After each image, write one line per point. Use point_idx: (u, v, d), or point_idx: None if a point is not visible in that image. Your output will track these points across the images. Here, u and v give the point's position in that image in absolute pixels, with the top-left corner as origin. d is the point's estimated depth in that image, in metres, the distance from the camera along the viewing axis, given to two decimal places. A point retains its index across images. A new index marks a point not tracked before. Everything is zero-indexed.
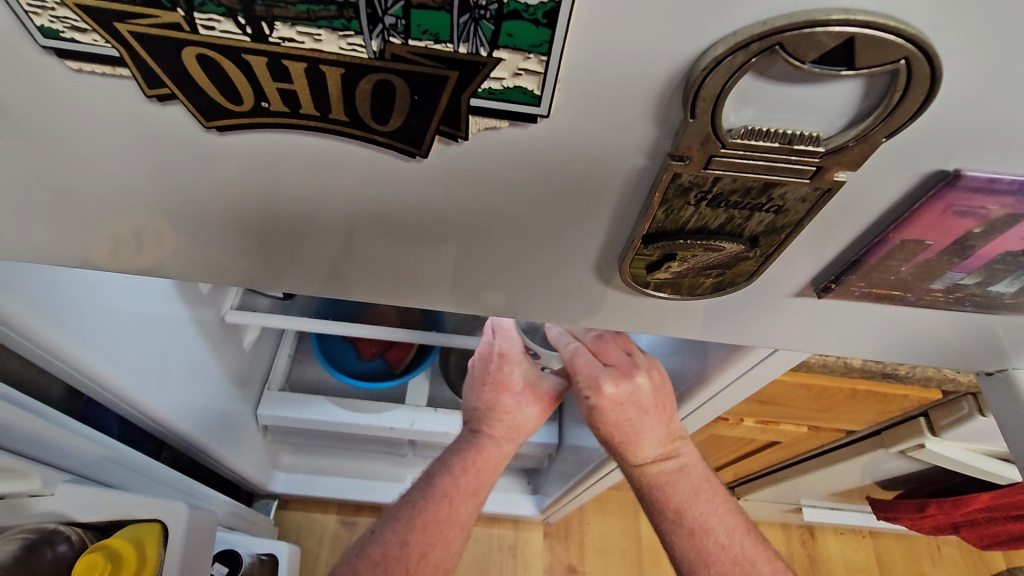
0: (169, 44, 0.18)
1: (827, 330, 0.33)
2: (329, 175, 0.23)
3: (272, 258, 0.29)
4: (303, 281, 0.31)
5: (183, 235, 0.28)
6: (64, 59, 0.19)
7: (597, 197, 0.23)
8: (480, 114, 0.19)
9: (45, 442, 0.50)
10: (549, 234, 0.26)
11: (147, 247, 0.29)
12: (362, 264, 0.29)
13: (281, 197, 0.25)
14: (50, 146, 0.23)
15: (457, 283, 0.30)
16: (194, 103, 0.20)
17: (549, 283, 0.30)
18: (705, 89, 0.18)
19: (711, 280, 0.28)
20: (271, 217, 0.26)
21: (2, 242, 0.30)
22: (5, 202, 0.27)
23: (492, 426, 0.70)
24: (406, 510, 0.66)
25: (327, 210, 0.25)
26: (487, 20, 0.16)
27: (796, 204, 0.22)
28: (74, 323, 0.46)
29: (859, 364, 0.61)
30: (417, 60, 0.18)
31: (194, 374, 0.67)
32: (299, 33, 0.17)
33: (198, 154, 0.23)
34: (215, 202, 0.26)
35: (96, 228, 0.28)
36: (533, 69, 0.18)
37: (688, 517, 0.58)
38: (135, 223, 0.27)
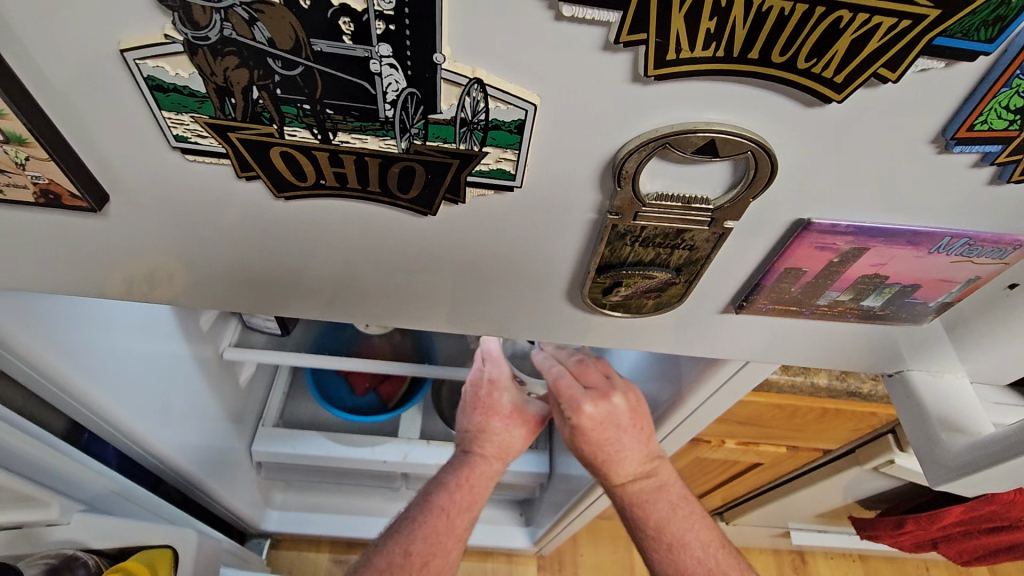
0: (262, 144, 0.26)
1: (779, 343, 0.41)
2: (359, 224, 0.31)
3: (293, 286, 0.37)
4: (314, 305, 0.39)
5: (186, 274, 0.37)
6: (186, 153, 0.27)
7: (549, 237, 0.32)
8: (474, 186, 0.28)
9: (47, 467, 0.59)
10: (525, 266, 0.34)
11: (158, 286, 0.38)
12: (375, 292, 0.37)
13: (309, 237, 0.33)
14: (153, 213, 0.31)
15: (449, 304, 0.38)
16: (272, 180, 0.28)
17: (519, 305, 0.38)
18: (626, 169, 0.27)
19: (652, 301, 0.36)
20: (302, 253, 0.34)
21: (77, 284, 0.38)
22: (93, 253, 0.35)
23: (483, 446, 0.76)
24: (407, 523, 0.72)
25: (354, 250, 0.33)
26: (479, 130, 0.25)
27: (703, 243, 0.31)
28: (88, 361, 0.54)
29: (825, 384, 0.69)
30: (432, 153, 0.26)
31: (191, 411, 0.74)
32: (353, 137, 0.25)
33: (266, 211, 0.31)
34: (270, 248, 0.34)
35: (113, 274, 0.37)
36: (510, 157, 0.26)
37: (666, 533, 0.63)
38: (147, 269, 0.36)
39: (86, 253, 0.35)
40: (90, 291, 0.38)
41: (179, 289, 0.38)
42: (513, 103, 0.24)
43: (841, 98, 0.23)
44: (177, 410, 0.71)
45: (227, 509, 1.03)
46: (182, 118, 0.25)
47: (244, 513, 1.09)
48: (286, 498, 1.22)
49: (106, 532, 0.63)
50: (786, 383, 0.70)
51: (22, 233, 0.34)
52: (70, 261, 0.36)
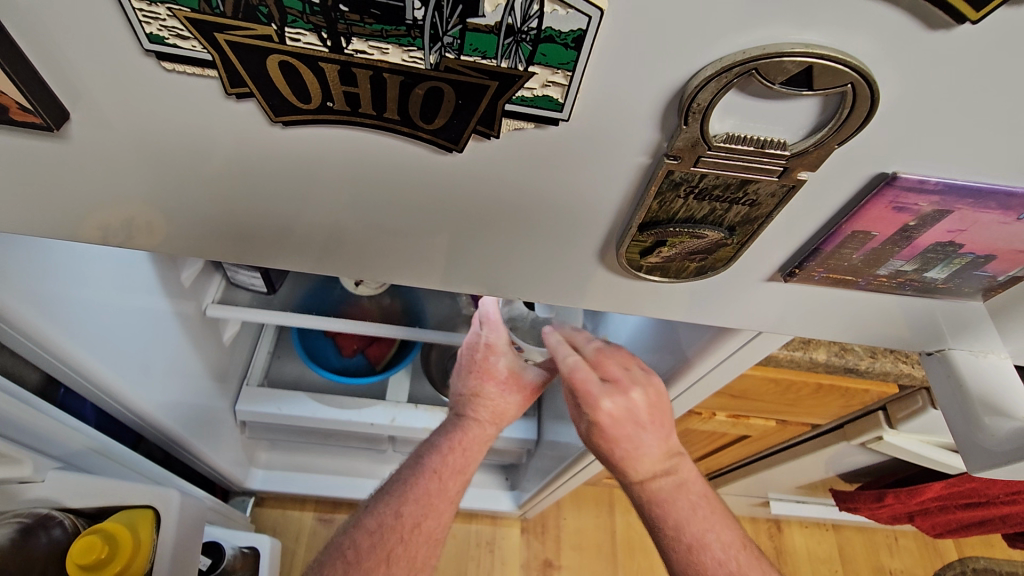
0: (258, 51, 0.21)
1: (794, 317, 0.38)
2: (359, 159, 0.26)
3: (275, 236, 0.33)
4: (300, 260, 0.35)
5: (159, 226, 0.33)
6: (161, 60, 0.22)
7: (567, 185, 0.27)
8: (512, 117, 0.23)
9: (16, 422, 0.54)
10: (551, 222, 0.30)
11: (136, 235, 0.34)
12: (368, 243, 0.33)
13: (285, 174, 0.28)
14: (122, 138, 0.26)
15: (457, 262, 0.34)
16: (269, 102, 0.23)
17: (530, 265, 0.34)
18: (697, 102, 0.22)
19: (695, 265, 0.32)
20: (281, 194, 0.29)
21: (36, 223, 0.33)
22: (49, 185, 0.30)
23: (478, 411, 0.73)
24: (398, 485, 0.69)
25: (351, 193, 0.29)
26: (527, 42, 0.20)
27: (766, 199, 0.27)
28: (59, 312, 0.49)
29: (823, 360, 0.65)
30: (466, 71, 0.21)
31: (172, 368, 0.69)
32: (371, 47, 0.21)
33: (258, 141, 0.26)
34: (260, 188, 0.29)
35: (74, 219, 0.32)
36: (559, 82, 0.22)
37: (686, 533, 0.55)
38: (108, 215, 0.32)
39: (46, 186, 0.30)
40: (56, 234, 0.34)
41: (160, 240, 0.34)
42: (573, 6, 0.19)
43: (975, 17, 0.19)
44: (157, 365, 0.66)
45: (210, 468, 1.00)
46: (157, 11, 0.20)
47: (225, 473, 1.06)
48: (270, 458, 1.19)
49: (85, 491, 0.60)
50: (784, 358, 0.66)
51: None
52: (29, 194, 0.31)
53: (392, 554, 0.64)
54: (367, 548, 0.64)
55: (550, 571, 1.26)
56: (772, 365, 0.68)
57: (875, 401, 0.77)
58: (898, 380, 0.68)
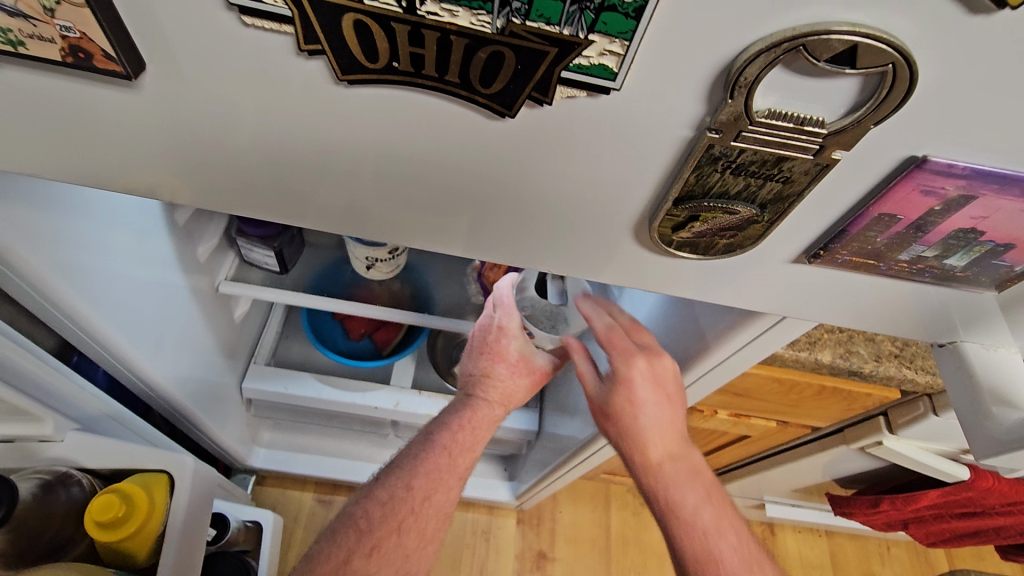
0: (335, 8, 0.23)
1: (811, 301, 0.40)
2: (408, 117, 0.28)
3: (305, 194, 0.34)
4: (323, 217, 0.36)
5: (193, 180, 0.34)
6: (243, 15, 0.23)
7: (607, 152, 0.28)
8: (566, 85, 0.25)
9: (41, 383, 0.56)
10: (587, 193, 0.31)
11: (174, 190, 0.35)
12: (397, 203, 0.34)
13: (328, 129, 0.29)
14: (191, 91, 0.27)
15: (489, 233, 0.36)
16: (338, 60, 0.25)
17: (555, 233, 0.35)
18: (744, 76, 0.24)
19: (724, 242, 0.33)
20: (321, 148, 0.30)
21: (86, 174, 0.34)
22: (106, 136, 0.31)
23: (487, 391, 0.73)
24: (408, 459, 0.69)
25: (399, 154, 0.30)
26: (590, 10, 0.22)
27: (800, 176, 0.28)
28: (81, 278, 0.50)
29: (828, 362, 0.67)
30: (528, 37, 0.23)
31: (182, 342, 0.70)
32: (443, 9, 0.22)
33: (320, 101, 0.27)
34: (304, 145, 0.30)
35: (126, 171, 0.33)
36: (616, 51, 0.23)
37: (683, 512, 0.52)
38: (158, 167, 0.33)
39: (106, 139, 0.31)
40: (107, 186, 0.35)
41: (194, 195, 0.35)
42: None
43: (1015, 3, 0.20)
44: (167, 337, 0.66)
45: (215, 443, 1.01)
46: None
47: (230, 449, 1.07)
48: (273, 438, 1.21)
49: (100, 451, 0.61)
50: (789, 358, 0.67)
51: (35, 108, 0.30)
52: (88, 146, 0.32)
53: (403, 525, 0.65)
54: (378, 519, 0.65)
55: (543, 563, 1.28)
56: (777, 364, 0.70)
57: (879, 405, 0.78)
58: (902, 386, 0.69)
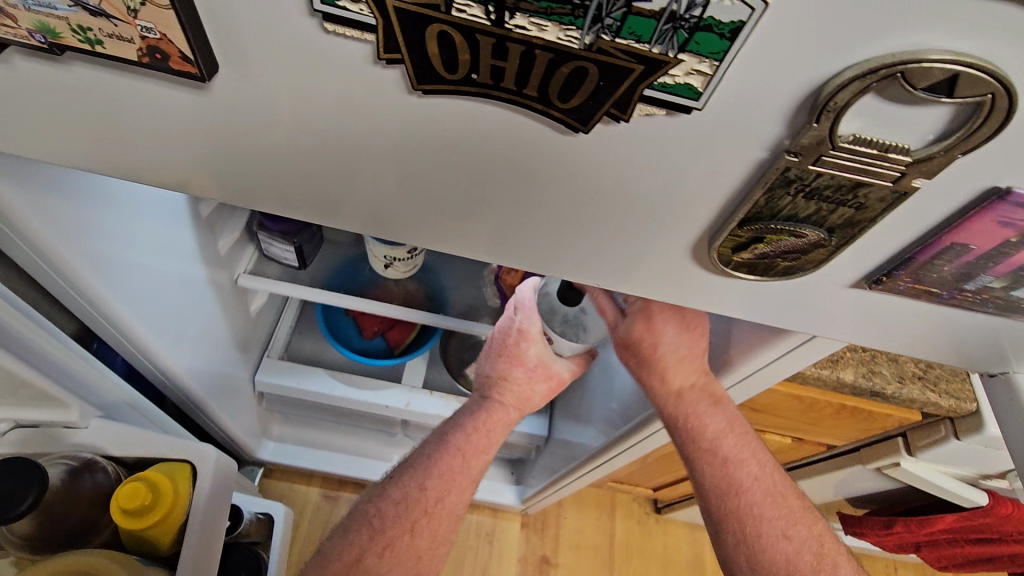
0: (422, 18, 0.22)
1: (859, 326, 0.39)
2: (478, 127, 0.27)
3: (353, 197, 0.33)
4: (359, 220, 0.35)
5: (245, 180, 0.33)
6: (325, 22, 0.23)
7: (673, 169, 0.28)
8: (647, 103, 0.24)
9: (67, 370, 0.56)
10: (643, 210, 0.31)
11: (223, 189, 0.34)
12: (437, 208, 0.33)
13: (392, 136, 0.28)
14: (260, 94, 0.27)
15: (539, 245, 0.35)
16: (416, 69, 0.24)
17: (599, 246, 0.35)
18: (834, 101, 0.23)
19: (785, 264, 0.33)
20: (381, 155, 0.30)
21: (136, 169, 0.34)
22: (164, 133, 0.31)
23: (503, 394, 0.73)
24: (422, 460, 0.68)
25: (456, 161, 0.29)
26: (684, 29, 0.21)
27: (875, 203, 0.27)
28: (109, 270, 0.50)
29: (850, 381, 0.65)
30: (615, 54, 0.22)
31: (201, 335, 0.70)
32: (532, 23, 0.22)
33: (391, 108, 0.27)
34: (366, 151, 0.30)
35: (179, 167, 0.33)
36: (704, 70, 0.23)
37: (722, 447, 0.55)
38: (212, 166, 0.33)
39: (164, 136, 0.31)
40: (156, 181, 0.35)
41: (240, 194, 0.35)
42: None
43: None
44: (189, 330, 0.67)
45: (227, 434, 1.02)
46: None
47: (240, 440, 1.07)
48: (282, 431, 1.21)
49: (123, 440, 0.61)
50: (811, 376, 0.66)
51: (97, 105, 0.29)
52: (143, 143, 0.31)
53: (416, 525, 0.64)
54: (392, 518, 0.64)
55: (546, 568, 1.27)
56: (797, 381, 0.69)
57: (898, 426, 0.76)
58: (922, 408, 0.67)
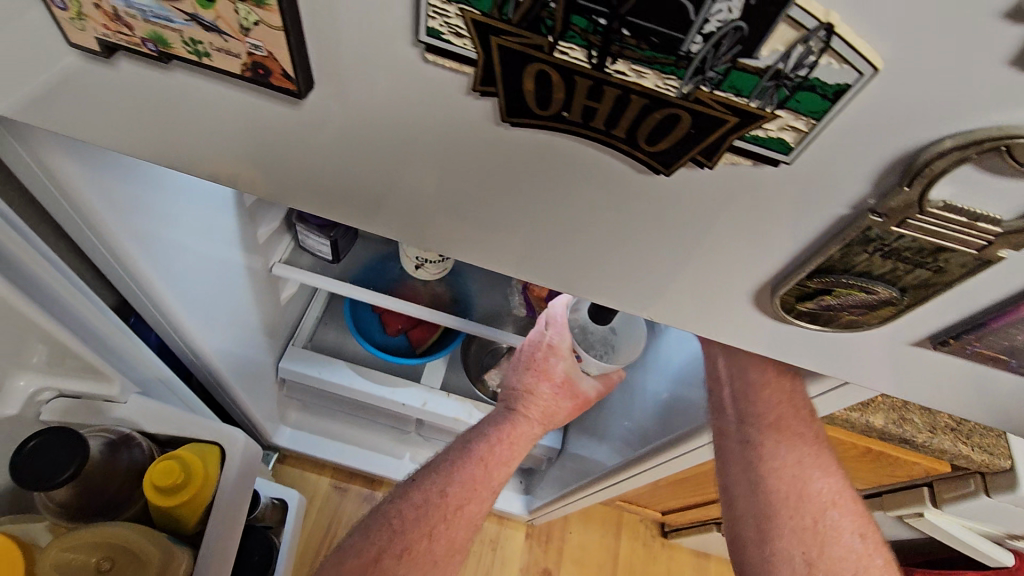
0: (522, 56, 0.23)
1: (914, 383, 0.38)
2: (555, 156, 0.27)
3: (412, 208, 0.34)
4: (412, 229, 0.36)
5: (313, 186, 0.34)
6: (427, 52, 0.24)
7: (735, 211, 0.28)
8: (735, 151, 0.24)
9: (107, 343, 0.57)
10: (691, 245, 0.31)
11: (291, 193, 0.35)
12: (479, 220, 0.33)
13: (464, 156, 0.29)
14: (347, 110, 0.28)
15: (577, 267, 0.35)
16: (509, 102, 0.25)
17: (637, 273, 0.34)
18: (929, 169, 0.23)
19: (849, 317, 0.32)
20: (449, 173, 0.30)
21: (209, 167, 0.34)
22: (245, 137, 0.31)
23: (529, 408, 0.72)
24: (445, 466, 0.68)
25: (518, 182, 0.29)
26: (787, 88, 0.21)
27: (955, 268, 0.27)
28: (151, 245, 0.51)
29: (880, 427, 0.60)
30: (711, 104, 0.22)
31: (234, 318, 0.72)
32: (632, 69, 0.22)
33: (474, 133, 0.27)
34: (438, 169, 0.30)
35: (252, 170, 0.34)
36: (799, 127, 0.23)
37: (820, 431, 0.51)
38: (284, 171, 0.33)
39: (244, 140, 0.32)
40: (226, 180, 0.35)
41: (304, 198, 0.35)
42: (851, 62, 0.20)
43: None
44: (222, 312, 0.68)
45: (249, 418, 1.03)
46: (447, 9, 0.22)
47: (257, 424, 1.09)
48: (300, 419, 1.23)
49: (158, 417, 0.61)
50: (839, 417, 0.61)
51: (185, 107, 0.30)
52: (223, 145, 0.32)
53: (434, 531, 0.63)
54: (412, 520, 0.63)
55: None
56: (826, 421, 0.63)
57: (924, 474, 0.71)
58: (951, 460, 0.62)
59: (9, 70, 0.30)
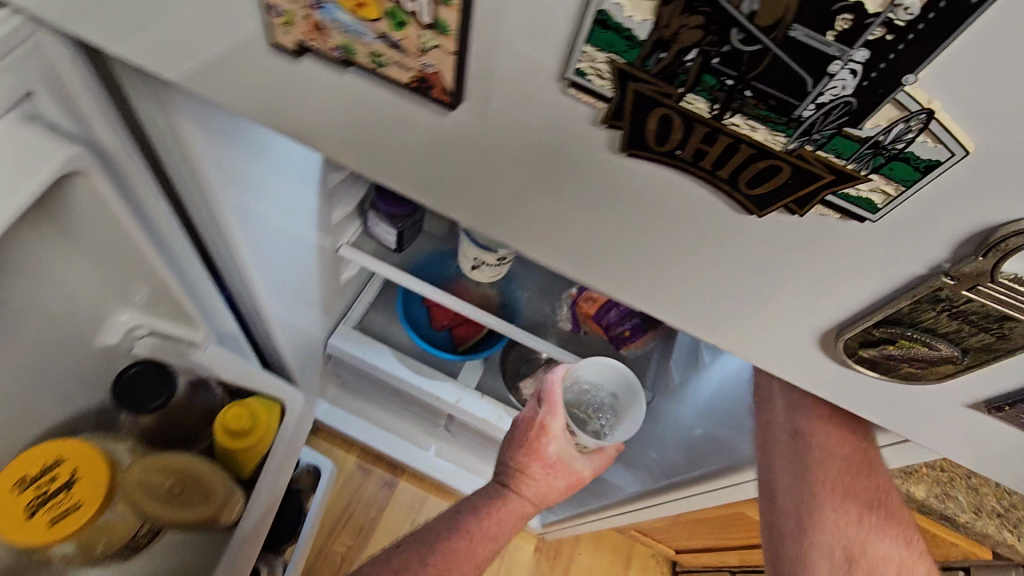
0: (652, 101, 0.27)
1: (961, 445, 0.39)
2: (657, 185, 0.31)
3: (509, 210, 0.38)
4: (502, 228, 0.40)
5: (428, 181, 0.38)
6: (569, 87, 0.28)
7: (807, 248, 0.31)
8: (826, 205, 0.28)
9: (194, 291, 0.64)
10: (755, 271, 0.33)
11: (406, 184, 0.40)
12: (559, 222, 0.37)
13: (574, 172, 0.33)
14: (482, 123, 0.32)
15: (640, 278, 0.38)
16: (630, 136, 0.29)
17: (698, 290, 0.37)
18: (1005, 244, 0.25)
19: (908, 369, 0.34)
20: (556, 185, 0.34)
21: (339, 152, 0.39)
22: (383, 132, 0.36)
23: (521, 487, 0.67)
24: (428, 537, 0.64)
25: (610, 196, 0.33)
26: (883, 156, 0.24)
27: (1019, 337, 0.29)
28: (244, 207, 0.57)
29: (920, 498, 0.57)
30: (812, 162, 0.26)
31: (300, 288, 0.78)
32: (747, 123, 0.26)
33: (590, 156, 0.31)
34: (548, 182, 0.34)
35: (378, 160, 0.39)
36: (889, 191, 0.26)
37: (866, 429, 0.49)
38: (406, 166, 0.38)
39: (381, 134, 0.36)
40: (351, 165, 0.40)
41: (414, 189, 0.40)
42: (945, 143, 0.23)
43: None
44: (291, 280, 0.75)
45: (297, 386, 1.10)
46: (598, 56, 0.26)
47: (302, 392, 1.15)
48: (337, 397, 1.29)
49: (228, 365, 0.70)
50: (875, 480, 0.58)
51: (341, 100, 0.35)
52: (361, 136, 0.37)
53: None
54: None
55: None
56: None
57: (964, 560, 0.67)
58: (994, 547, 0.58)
59: (202, 52, 0.36)
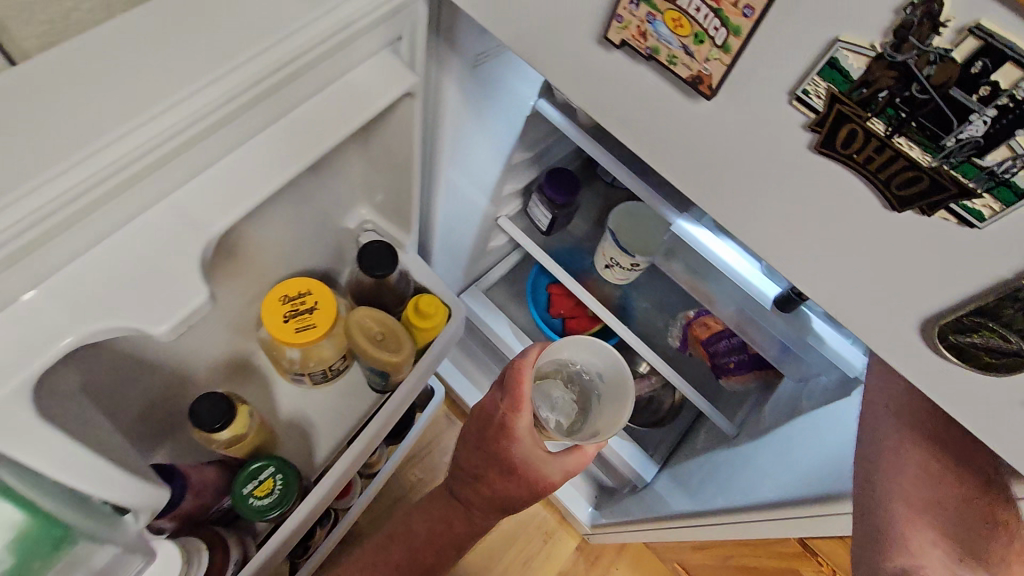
0: (846, 119, 0.42)
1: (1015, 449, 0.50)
2: (831, 175, 0.46)
3: (711, 176, 0.54)
4: (698, 190, 0.56)
5: (660, 145, 0.56)
6: (794, 100, 0.44)
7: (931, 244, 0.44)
8: (948, 212, 0.42)
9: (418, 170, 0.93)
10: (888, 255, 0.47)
11: (641, 144, 0.57)
12: (747, 192, 0.53)
13: (774, 155, 0.49)
14: (721, 111, 0.49)
15: (796, 248, 0.53)
16: (823, 139, 0.45)
17: (837, 264, 0.51)
18: None
19: (987, 360, 0.46)
20: (757, 163, 0.50)
21: (603, 112, 0.58)
22: (644, 105, 0.54)
23: (484, 486, 0.84)
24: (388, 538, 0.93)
25: (796, 178, 0.49)
26: (995, 181, 0.38)
27: None
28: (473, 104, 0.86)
29: None
30: (945, 178, 0.40)
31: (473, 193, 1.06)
32: (908, 144, 0.41)
33: (791, 146, 0.47)
34: (751, 160, 0.50)
35: (629, 123, 0.57)
36: (994, 207, 0.40)
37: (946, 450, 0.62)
38: (649, 131, 0.56)
39: (642, 106, 0.54)
40: (606, 123, 0.59)
41: (646, 149, 0.57)
42: None
43: None
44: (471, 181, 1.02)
45: None
46: (822, 83, 0.42)
47: None
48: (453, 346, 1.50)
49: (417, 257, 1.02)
50: None
51: (626, 78, 0.54)
52: (626, 105, 0.55)
53: None
54: None
55: None
56: None
57: None
58: None
59: (545, 29, 0.56)
